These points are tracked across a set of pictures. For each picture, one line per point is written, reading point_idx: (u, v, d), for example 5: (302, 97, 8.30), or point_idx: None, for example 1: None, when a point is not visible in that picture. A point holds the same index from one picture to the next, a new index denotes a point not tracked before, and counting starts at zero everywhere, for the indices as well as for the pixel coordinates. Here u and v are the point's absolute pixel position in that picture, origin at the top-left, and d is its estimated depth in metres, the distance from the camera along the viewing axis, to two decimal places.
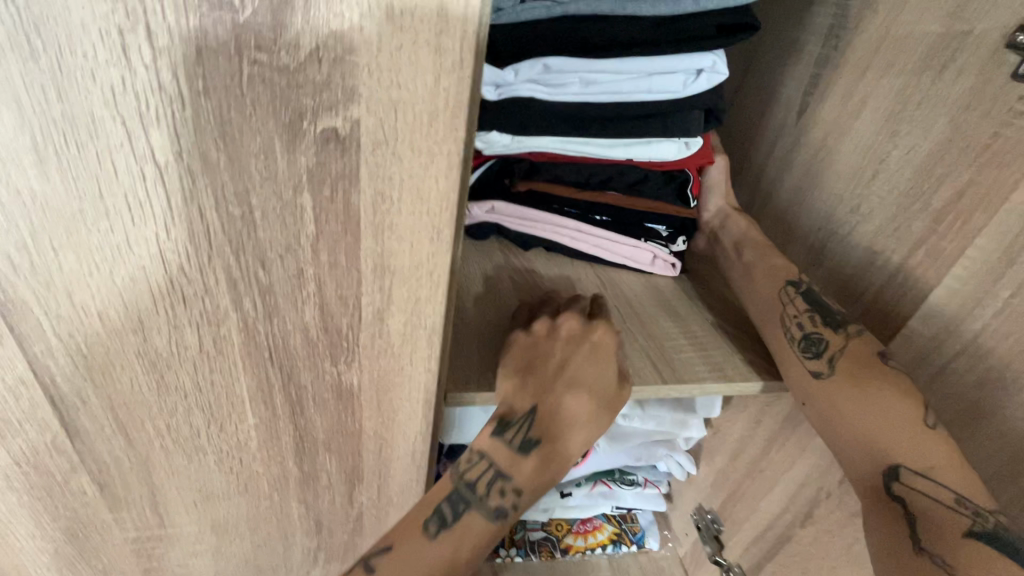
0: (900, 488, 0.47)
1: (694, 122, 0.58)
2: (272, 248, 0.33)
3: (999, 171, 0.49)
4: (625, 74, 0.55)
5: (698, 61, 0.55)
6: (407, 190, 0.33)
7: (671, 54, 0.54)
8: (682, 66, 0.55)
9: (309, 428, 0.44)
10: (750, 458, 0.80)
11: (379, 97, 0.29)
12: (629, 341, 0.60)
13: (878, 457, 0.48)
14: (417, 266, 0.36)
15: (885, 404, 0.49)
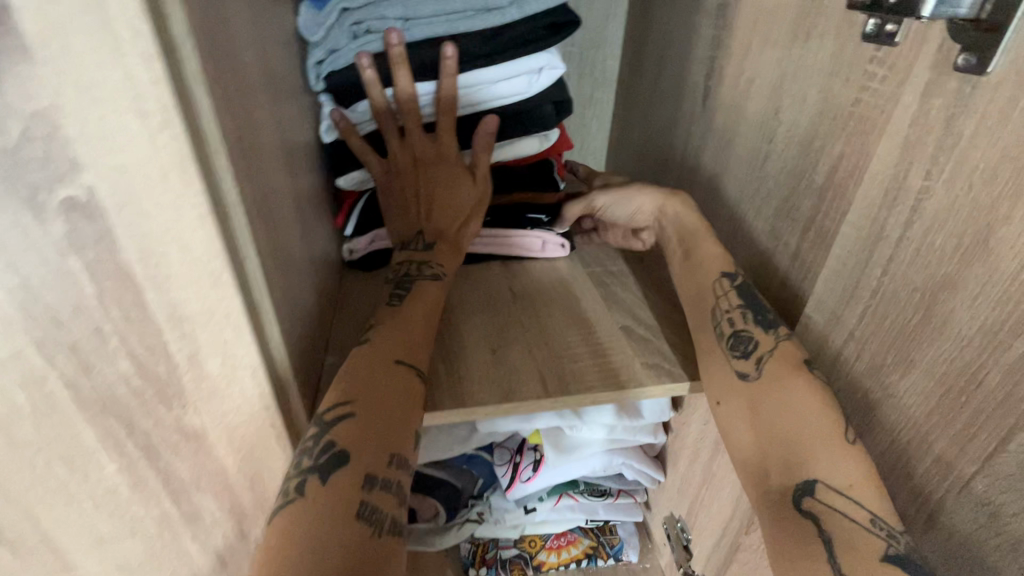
0: (812, 504, 0.42)
1: (544, 114, 0.68)
2: (62, 310, 0.35)
3: (863, 139, 0.45)
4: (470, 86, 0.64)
5: (526, 65, 0.64)
6: (170, 243, 0.34)
7: (501, 65, 0.64)
8: (519, 70, 0.64)
9: (172, 470, 0.46)
10: (704, 461, 0.76)
11: (103, 163, 0.31)
12: (521, 355, 0.59)
13: (794, 463, 0.44)
14: (210, 311, 0.38)
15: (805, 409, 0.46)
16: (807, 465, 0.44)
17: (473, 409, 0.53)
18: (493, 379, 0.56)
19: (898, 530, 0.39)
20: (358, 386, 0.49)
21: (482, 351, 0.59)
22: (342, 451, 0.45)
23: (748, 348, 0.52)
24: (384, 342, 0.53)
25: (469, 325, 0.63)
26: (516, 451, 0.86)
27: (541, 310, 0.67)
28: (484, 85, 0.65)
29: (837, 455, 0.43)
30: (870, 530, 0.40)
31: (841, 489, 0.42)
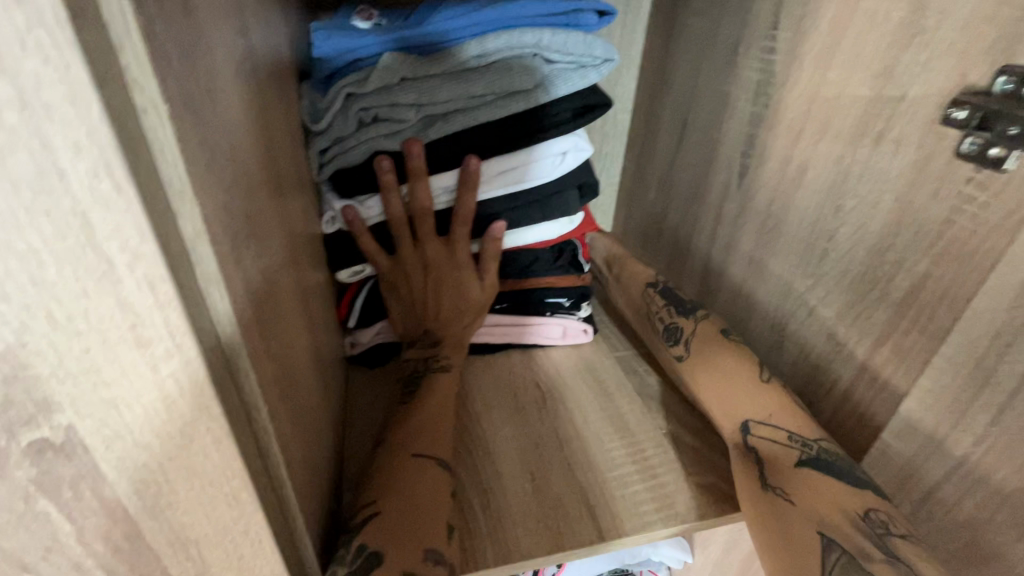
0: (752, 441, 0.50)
1: (569, 198, 0.60)
2: (29, 552, 0.27)
3: (958, 264, 0.41)
4: (493, 174, 0.57)
5: (552, 148, 0.57)
6: (174, 471, 0.26)
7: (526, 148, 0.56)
8: (545, 154, 0.57)
9: None
10: (742, 555, 0.72)
11: (85, 399, 0.23)
12: (564, 480, 0.52)
13: (735, 413, 0.52)
14: (223, 531, 0.30)
15: (723, 363, 0.55)
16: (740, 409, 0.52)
17: (523, 562, 0.46)
18: (538, 516, 0.49)
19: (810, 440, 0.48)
20: (404, 454, 0.46)
21: (520, 478, 0.52)
22: (382, 534, 0.39)
23: (675, 337, 0.61)
24: (418, 421, 0.50)
25: (498, 433, 0.57)
26: None
27: (576, 414, 0.60)
28: (505, 171, 0.57)
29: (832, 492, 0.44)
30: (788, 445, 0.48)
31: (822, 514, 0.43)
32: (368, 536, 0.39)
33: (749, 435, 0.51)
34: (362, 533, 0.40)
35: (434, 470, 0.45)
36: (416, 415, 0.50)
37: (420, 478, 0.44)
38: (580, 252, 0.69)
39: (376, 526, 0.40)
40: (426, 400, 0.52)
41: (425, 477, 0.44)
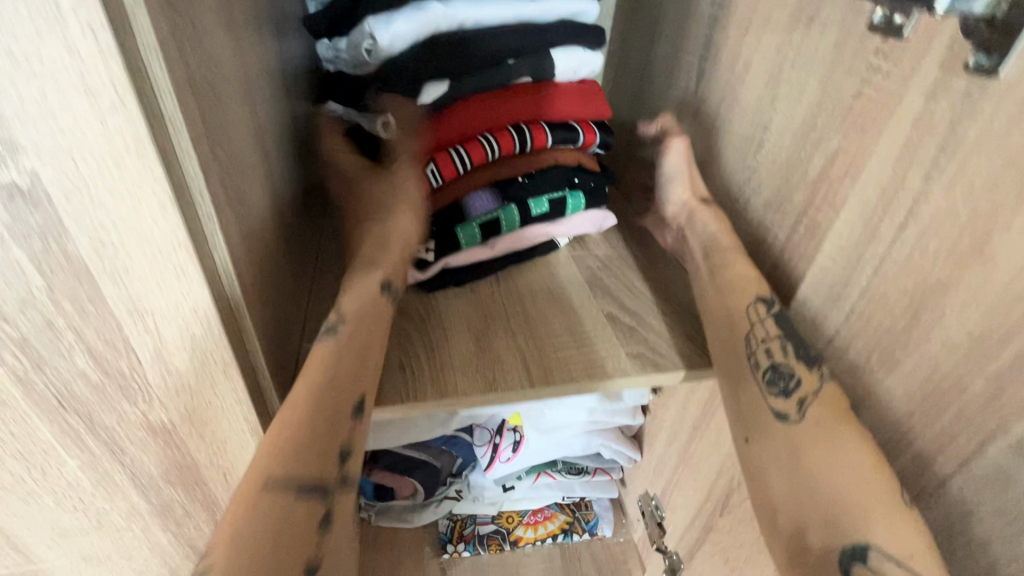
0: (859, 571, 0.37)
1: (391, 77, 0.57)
2: (7, 303, 0.32)
3: (862, 135, 0.44)
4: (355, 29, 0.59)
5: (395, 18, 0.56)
6: (127, 233, 0.31)
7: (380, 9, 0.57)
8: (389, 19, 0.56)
9: (139, 464, 0.44)
10: (681, 444, 0.77)
11: (45, 145, 0.27)
12: (504, 341, 0.58)
13: (836, 522, 0.39)
14: (176, 307, 0.35)
15: (844, 462, 0.41)
16: (853, 526, 0.39)
17: (457, 400, 0.52)
18: (476, 368, 0.55)
19: None
20: (326, 385, 0.43)
21: (464, 339, 0.58)
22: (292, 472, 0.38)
23: (788, 389, 0.46)
24: (352, 341, 0.47)
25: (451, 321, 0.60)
26: (496, 431, 0.86)
27: (525, 294, 0.65)
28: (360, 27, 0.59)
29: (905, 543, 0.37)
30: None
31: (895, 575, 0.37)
32: (275, 479, 0.37)
33: (858, 563, 0.38)
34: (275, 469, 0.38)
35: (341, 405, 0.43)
36: (350, 343, 0.46)
37: (341, 411, 0.43)
38: (440, 162, 0.61)
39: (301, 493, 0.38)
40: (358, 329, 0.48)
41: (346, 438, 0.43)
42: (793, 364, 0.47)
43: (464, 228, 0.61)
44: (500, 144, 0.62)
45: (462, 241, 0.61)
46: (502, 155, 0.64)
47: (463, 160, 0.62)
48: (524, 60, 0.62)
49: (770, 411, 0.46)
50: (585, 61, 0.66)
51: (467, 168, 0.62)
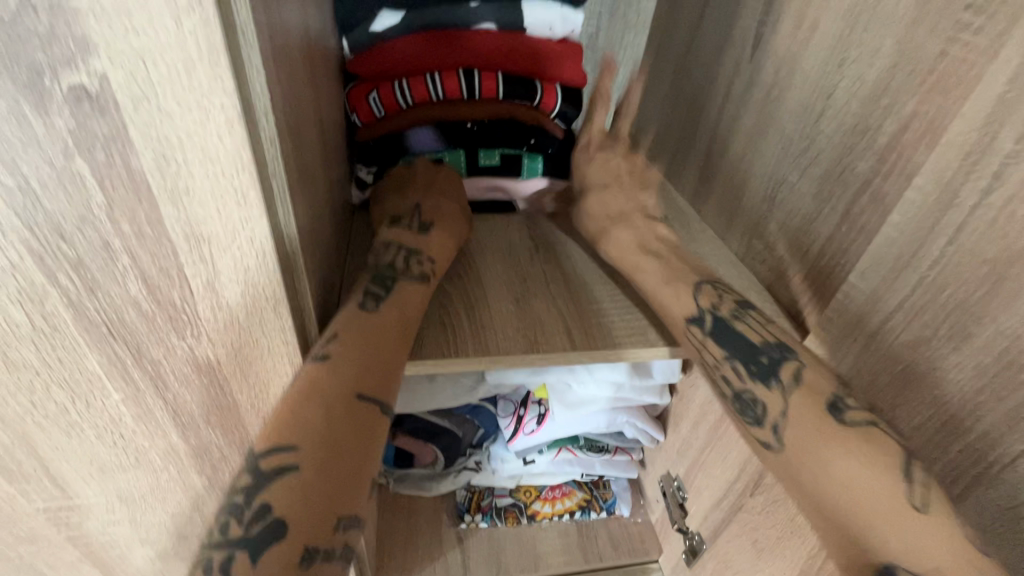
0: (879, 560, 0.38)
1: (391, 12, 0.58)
2: (66, 220, 0.31)
3: (943, 97, 0.42)
4: None
5: None
6: (190, 150, 0.30)
7: None
8: None
9: (180, 403, 0.43)
10: (710, 424, 0.76)
11: (116, 46, 0.26)
12: (545, 306, 0.56)
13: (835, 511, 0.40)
14: (233, 235, 0.34)
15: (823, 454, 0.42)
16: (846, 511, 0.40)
17: (499, 358, 0.51)
18: (517, 327, 0.54)
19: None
20: (308, 433, 0.38)
21: (505, 300, 0.56)
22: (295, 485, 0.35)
23: (758, 414, 0.46)
24: (339, 375, 0.41)
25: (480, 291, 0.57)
26: (521, 403, 0.86)
27: (564, 260, 0.63)
28: None
29: (910, 518, 0.38)
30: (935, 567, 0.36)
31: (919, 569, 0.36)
32: (270, 488, 0.35)
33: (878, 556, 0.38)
34: (274, 474, 0.36)
35: (410, 284, 0.51)
36: (333, 382, 0.41)
37: (335, 435, 0.38)
38: (413, 83, 0.63)
39: (287, 485, 0.35)
40: (349, 356, 0.43)
41: (356, 418, 0.40)
42: (754, 388, 0.47)
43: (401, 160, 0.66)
44: (479, 85, 0.64)
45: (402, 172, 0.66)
46: (481, 97, 0.65)
47: (436, 87, 0.64)
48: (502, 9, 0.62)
49: (754, 439, 0.47)
50: (563, 18, 0.65)
51: (404, 103, 0.64)
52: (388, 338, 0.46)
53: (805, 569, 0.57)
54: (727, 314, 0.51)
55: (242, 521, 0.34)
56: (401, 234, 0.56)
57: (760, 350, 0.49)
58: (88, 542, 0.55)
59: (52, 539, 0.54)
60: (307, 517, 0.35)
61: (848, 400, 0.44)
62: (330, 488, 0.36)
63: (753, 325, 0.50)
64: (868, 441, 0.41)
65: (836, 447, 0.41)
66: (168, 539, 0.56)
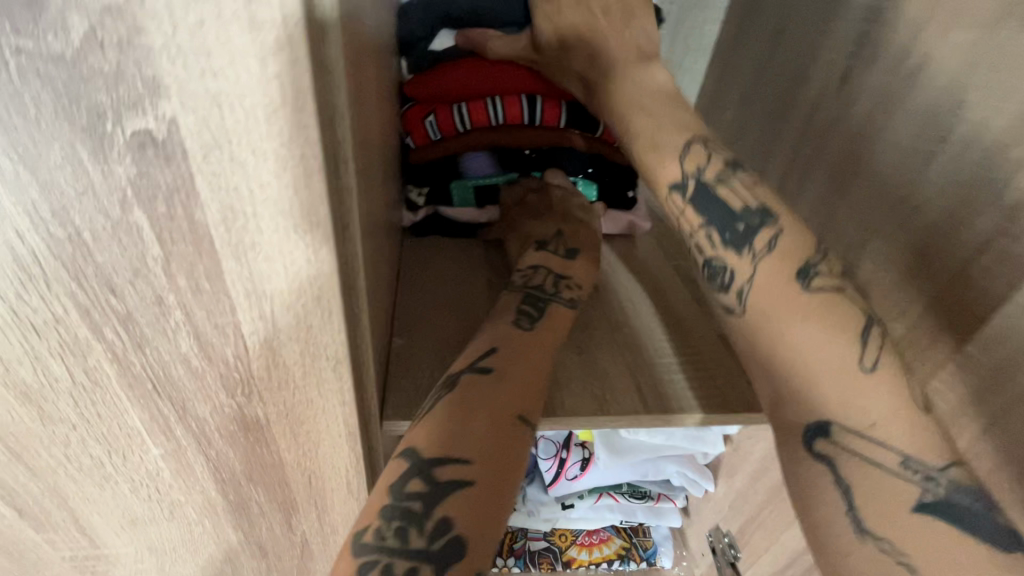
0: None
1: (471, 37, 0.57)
2: (118, 273, 0.28)
3: None
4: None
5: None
6: (262, 203, 0.26)
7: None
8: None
9: (222, 459, 0.40)
10: (772, 482, 0.70)
11: (191, 89, 0.22)
12: (611, 356, 0.52)
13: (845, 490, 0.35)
14: (298, 292, 0.30)
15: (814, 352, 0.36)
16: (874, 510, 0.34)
17: (566, 419, 0.46)
18: (583, 384, 0.49)
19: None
20: (487, 445, 0.35)
21: (568, 350, 0.52)
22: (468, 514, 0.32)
23: (726, 282, 0.40)
24: (500, 389, 0.39)
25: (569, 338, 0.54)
26: (563, 445, 0.80)
27: (629, 304, 0.58)
28: None
29: (854, 391, 0.35)
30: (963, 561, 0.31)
31: (860, 429, 0.35)
32: (445, 502, 0.32)
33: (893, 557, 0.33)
34: (446, 493, 0.33)
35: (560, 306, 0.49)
36: (496, 395, 0.38)
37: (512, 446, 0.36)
38: (473, 108, 0.60)
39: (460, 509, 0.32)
40: (511, 368, 0.41)
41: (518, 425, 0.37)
42: (726, 256, 0.41)
43: (459, 186, 0.62)
44: (542, 112, 0.61)
45: (456, 198, 0.62)
46: (542, 124, 0.62)
47: (498, 112, 0.60)
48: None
49: (720, 307, 0.42)
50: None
51: (465, 127, 0.61)
52: (540, 355, 0.44)
53: None
54: (711, 176, 0.42)
55: (423, 531, 0.31)
56: (544, 258, 0.55)
57: (740, 217, 0.40)
58: None
59: None
60: (487, 539, 0.32)
61: (819, 265, 0.38)
62: (500, 512, 0.33)
63: (739, 189, 0.41)
64: (829, 308, 0.37)
65: (789, 312, 0.37)
66: None
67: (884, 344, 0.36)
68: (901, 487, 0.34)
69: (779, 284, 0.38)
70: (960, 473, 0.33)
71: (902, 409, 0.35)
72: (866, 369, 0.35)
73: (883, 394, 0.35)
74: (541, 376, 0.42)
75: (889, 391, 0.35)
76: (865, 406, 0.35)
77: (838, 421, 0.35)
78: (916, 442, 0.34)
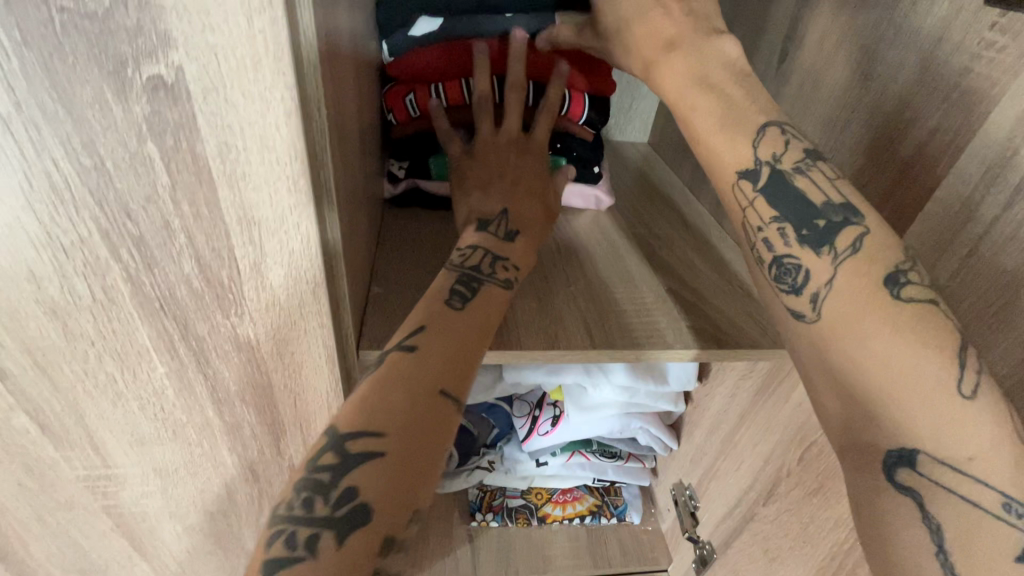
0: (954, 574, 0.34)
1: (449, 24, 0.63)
2: (133, 199, 0.34)
3: (967, 112, 0.43)
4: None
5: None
6: (250, 138, 0.33)
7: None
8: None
9: (219, 378, 0.46)
10: (724, 433, 0.76)
11: (194, 41, 0.29)
12: (566, 303, 0.58)
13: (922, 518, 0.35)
14: (281, 219, 0.36)
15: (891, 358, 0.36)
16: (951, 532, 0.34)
17: (520, 351, 0.52)
18: (539, 324, 0.55)
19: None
20: (396, 422, 0.39)
21: (527, 297, 0.58)
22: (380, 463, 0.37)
23: (795, 281, 0.42)
24: (427, 368, 0.42)
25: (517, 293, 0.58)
26: (536, 405, 0.87)
27: (586, 261, 0.65)
28: None
29: (930, 404, 0.35)
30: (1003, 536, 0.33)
31: (955, 464, 0.35)
32: (356, 471, 0.36)
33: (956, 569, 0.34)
34: (353, 466, 0.37)
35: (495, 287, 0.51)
36: (420, 373, 0.42)
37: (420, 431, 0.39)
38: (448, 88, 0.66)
39: (375, 468, 0.37)
40: (437, 350, 0.44)
41: (436, 411, 0.40)
42: (801, 256, 0.42)
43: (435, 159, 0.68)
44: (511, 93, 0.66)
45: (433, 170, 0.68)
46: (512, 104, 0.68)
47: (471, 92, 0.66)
48: (535, 17, 0.63)
49: (787, 309, 0.43)
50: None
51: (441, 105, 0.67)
52: (471, 335, 0.47)
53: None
54: (789, 165, 0.43)
55: (327, 500, 0.36)
56: (484, 240, 0.56)
57: (820, 212, 0.42)
58: (121, 512, 0.58)
59: (88, 507, 0.56)
60: (389, 509, 0.36)
61: (908, 274, 0.38)
62: (405, 493, 0.37)
63: (817, 180, 0.43)
64: (917, 323, 0.36)
65: (877, 319, 0.37)
66: (196, 513, 0.59)
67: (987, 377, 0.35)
68: (998, 529, 0.33)
69: (861, 301, 0.38)
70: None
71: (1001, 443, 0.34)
72: (963, 395, 0.34)
73: (979, 425, 0.34)
74: (464, 352, 0.45)
75: (992, 428, 0.34)
76: (925, 423, 0.35)
77: (925, 448, 0.35)
78: (1014, 480, 0.33)
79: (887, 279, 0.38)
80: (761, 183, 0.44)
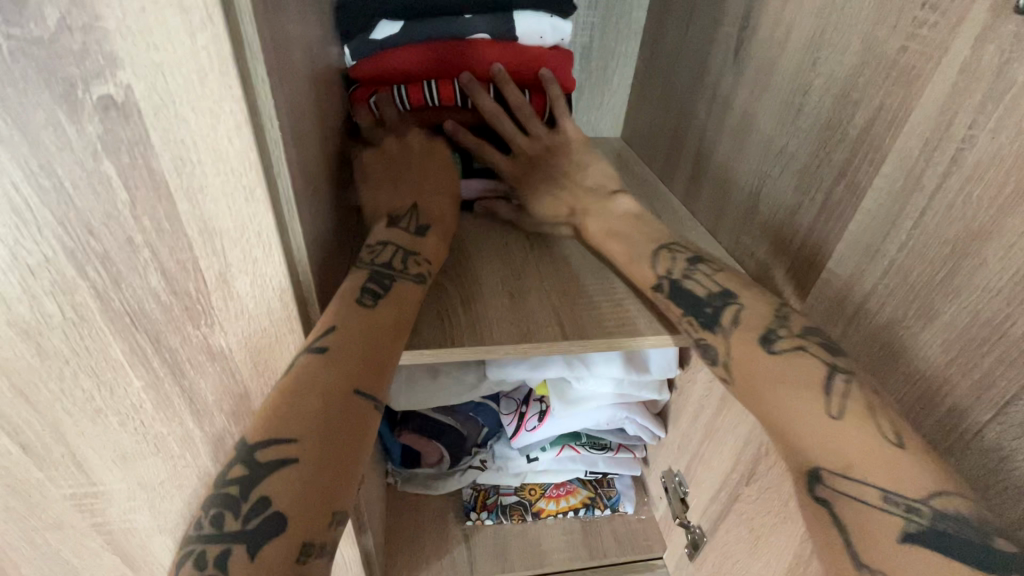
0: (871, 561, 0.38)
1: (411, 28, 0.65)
2: (95, 216, 0.35)
3: (905, 88, 0.44)
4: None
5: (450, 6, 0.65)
6: (204, 152, 0.34)
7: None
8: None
9: (196, 389, 0.47)
10: (707, 418, 0.77)
11: (141, 60, 0.30)
12: (539, 298, 0.59)
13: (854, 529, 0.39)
14: (241, 229, 0.37)
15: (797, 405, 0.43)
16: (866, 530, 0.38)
17: (492, 347, 0.53)
18: (510, 320, 0.56)
19: (916, 503, 0.37)
20: (308, 428, 0.38)
21: (500, 294, 0.59)
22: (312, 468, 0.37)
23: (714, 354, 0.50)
24: (336, 368, 0.42)
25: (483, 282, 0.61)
26: (522, 401, 0.89)
27: (557, 255, 0.66)
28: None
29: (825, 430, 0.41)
30: (884, 508, 0.38)
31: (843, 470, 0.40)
32: (271, 479, 0.36)
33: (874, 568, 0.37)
34: (262, 479, 0.36)
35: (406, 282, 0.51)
36: (329, 376, 0.41)
37: (353, 412, 0.41)
38: (411, 90, 0.68)
39: (287, 478, 0.36)
40: (347, 348, 0.43)
41: (355, 417, 0.40)
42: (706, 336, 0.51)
43: None
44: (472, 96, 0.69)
45: None
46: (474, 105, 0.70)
47: (434, 94, 0.68)
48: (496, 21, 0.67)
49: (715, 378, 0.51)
50: (553, 26, 0.69)
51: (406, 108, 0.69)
52: (382, 334, 0.46)
53: (798, 553, 0.59)
54: (679, 275, 0.55)
55: (238, 515, 0.35)
56: (393, 234, 0.56)
57: (706, 302, 0.52)
58: (110, 529, 0.58)
59: (77, 526, 0.57)
60: (305, 512, 0.36)
61: (779, 330, 0.48)
62: (325, 492, 0.37)
63: (703, 281, 0.54)
64: (788, 369, 0.45)
65: (764, 366, 0.46)
66: (185, 525, 0.59)
67: (849, 393, 0.42)
68: (889, 520, 0.38)
69: (745, 352, 0.47)
70: (951, 501, 0.37)
71: (874, 447, 0.40)
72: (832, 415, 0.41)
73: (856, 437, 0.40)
74: (381, 351, 0.45)
75: (862, 434, 0.40)
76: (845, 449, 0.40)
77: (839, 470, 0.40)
78: (885, 474, 0.39)
79: (762, 340, 0.47)
80: (666, 294, 0.55)
